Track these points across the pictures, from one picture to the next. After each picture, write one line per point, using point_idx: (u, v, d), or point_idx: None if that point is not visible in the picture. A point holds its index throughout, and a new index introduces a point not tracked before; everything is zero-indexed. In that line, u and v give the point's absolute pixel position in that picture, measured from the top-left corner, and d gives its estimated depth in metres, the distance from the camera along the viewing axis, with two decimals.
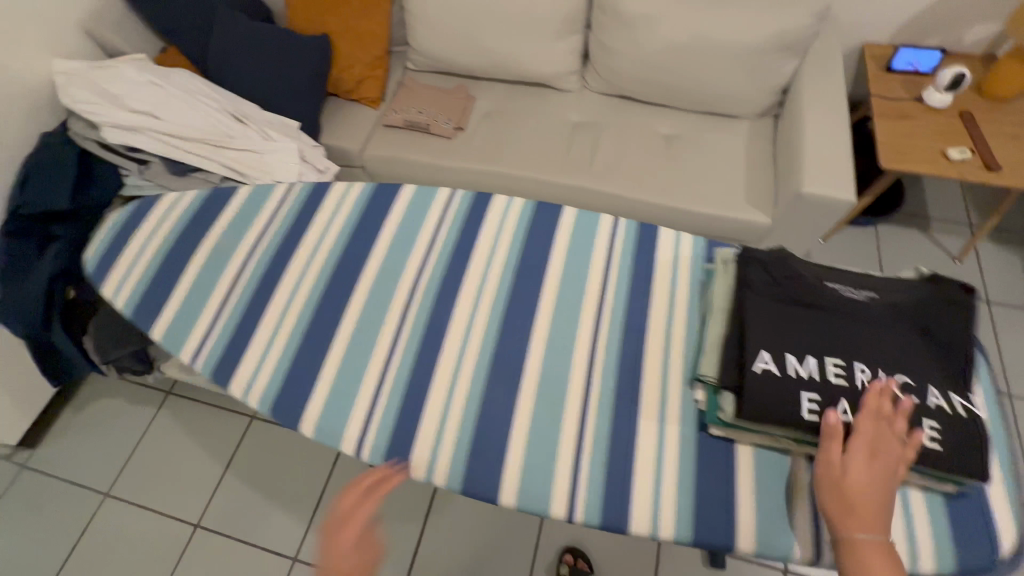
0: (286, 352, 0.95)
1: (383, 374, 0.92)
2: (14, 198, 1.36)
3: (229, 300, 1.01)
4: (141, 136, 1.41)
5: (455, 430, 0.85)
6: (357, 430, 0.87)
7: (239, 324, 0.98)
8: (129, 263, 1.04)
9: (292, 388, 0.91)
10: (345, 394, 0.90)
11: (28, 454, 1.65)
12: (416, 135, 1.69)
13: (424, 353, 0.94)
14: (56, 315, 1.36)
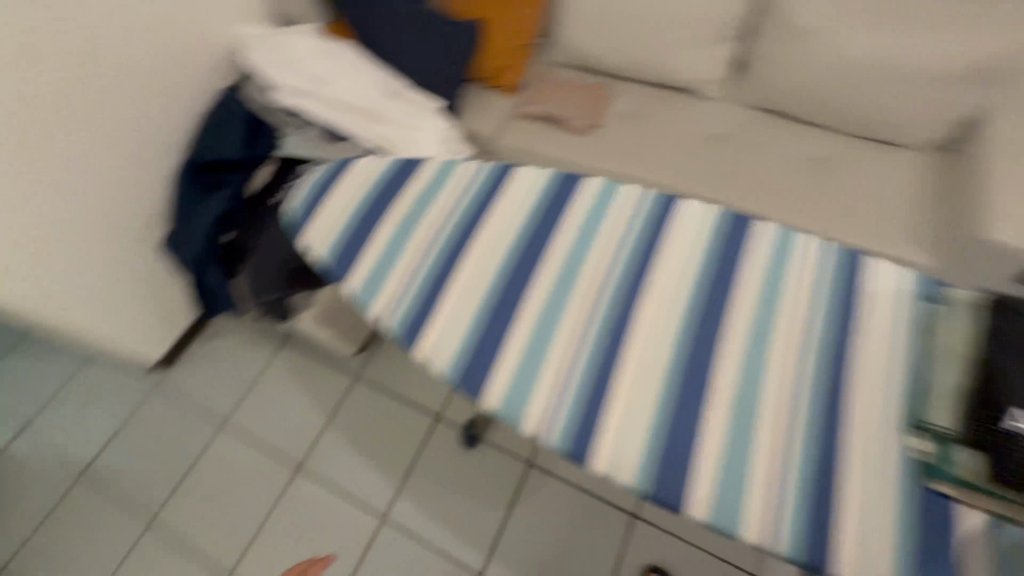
0: (471, 316, 0.83)
1: (568, 360, 0.79)
2: (194, 151, 1.55)
3: (416, 249, 0.91)
4: (308, 102, 1.52)
5: (645, 429, 0.72)
6: (540, 411, 0.74)
7: (424, 276, 0.88)
8: (327, 203, 0.96)
9: (476, 355, 0.80)
10: (529, 367, 0.78)
11: (161, 374, 1.83)
12: (550, 129, 1.70)
13: (621, 344, 0.80)
14: (213, 255, 1.50)
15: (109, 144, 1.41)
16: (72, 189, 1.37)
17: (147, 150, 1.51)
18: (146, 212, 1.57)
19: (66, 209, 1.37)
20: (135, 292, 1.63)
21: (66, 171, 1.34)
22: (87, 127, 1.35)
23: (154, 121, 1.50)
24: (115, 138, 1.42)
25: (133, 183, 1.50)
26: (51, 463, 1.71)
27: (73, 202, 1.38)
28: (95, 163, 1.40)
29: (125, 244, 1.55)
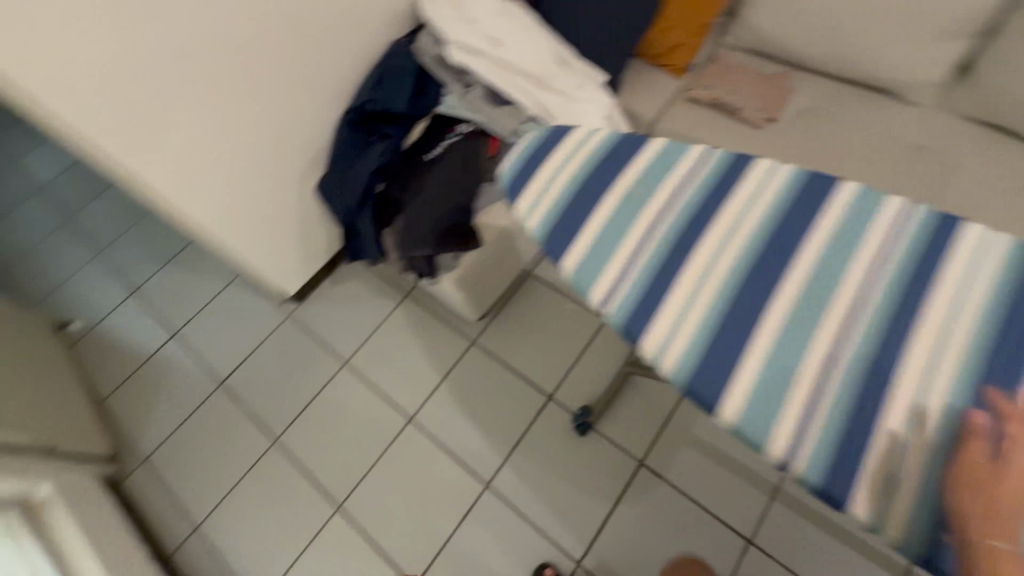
0: (707, 318, 0.67)
1: (833, 381, 0.61)
2: (359, 98, 1.59)
3: (641, 225, 0.74)
4: (480, 60, 1.49)
5: (926, 482, 0.55)
6: (788, 439, 0.59)
7: (653, 260, 0.72)
8: (544, 169, 0.82)
9: (714, 362, 0.64)
10: (778, 384, 0.62)
11: (295, 306, 1.95)
12: (718, 117, 1.58)
13: (900, 368, 0.61)
14: (366, 202, 1.55)
15: (290, 81, 1.49)
16: (252, 118, 1.46)
17: (321, 92, 1.57)
18: (310, 152, 1.65)
19: (244, 136, 1.47)
20: (287, 225, 1.73)
21: (249, 99, 1.43)
22: (272, 59, 1.43)
23: (331, 64, 1.55)
24: (295, 76, 1.49)
25: (304, 122, 1.58)
26: (196, 366, 1.90)
27: (252, 131, 1.48)
28: (274, 96, 1.48)
29: (288, 179, 1.64)
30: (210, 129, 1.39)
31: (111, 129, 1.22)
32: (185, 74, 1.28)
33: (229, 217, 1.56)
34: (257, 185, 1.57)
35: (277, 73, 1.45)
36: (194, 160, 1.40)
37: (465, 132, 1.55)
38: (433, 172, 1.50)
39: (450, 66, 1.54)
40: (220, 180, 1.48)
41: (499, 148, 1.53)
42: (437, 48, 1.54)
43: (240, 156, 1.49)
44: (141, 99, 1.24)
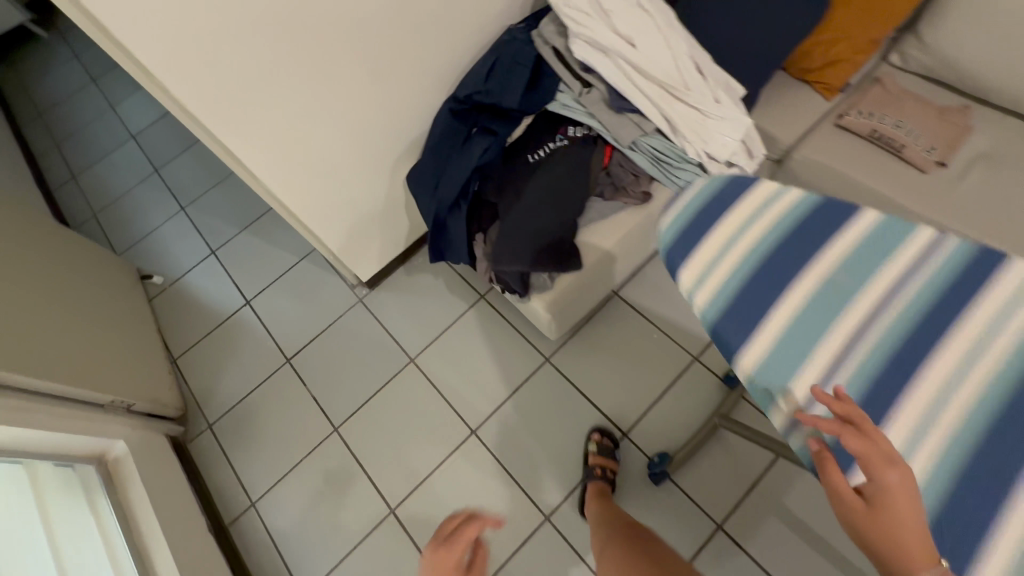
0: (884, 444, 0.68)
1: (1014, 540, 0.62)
2: (464, 84, 1.44)
3: (826, 331, 0.75)
4: (607, 62, 1.31)
5: None
6: None
7: (832, 370, 0.73)
8: (724, 243, 0.81)
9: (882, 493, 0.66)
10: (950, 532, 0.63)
11: (366, 291, 1.90)
12: (874, 152, 1.34)
13: None
14: (460, 202, 1.43)
15: (399, 62, 1.38)
16: (356, 100, 1.37)
17: (427, 77, 1.46)
18: (407, 140, 1.55)
19: (345, 118, 1.38)
20: (371, 212, 1.66)
21: (356, 80, 1.33)
22: (385, 37, 1.31)
23: (442, 46, 1.43)
24: (405, 57, 1.38)
25: (405, 107, 1.48)
26: (264, 338, 1.90)
27: (353, 113, 1.39)
28: (380, 78, 1.37)
29: (379, 165, 1.55)
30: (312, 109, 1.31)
31: (218, 102, 1.15)
32: (296, 48, 1.19)
33: (316, 197, 1.49)
34: (348, 167, 1.49)
35: (388, 53, 1.34)
36: (293, 139, 1.33)
37: (575, 137, 1.43)
38: (536, 178, 1.37)
39: (571, 62, 1.39)
40: (314, 161, 1.41)
41: (610, 158, 1.40)
42: (560, 39, 1.38)
43: (338, 139, 1.41)
44: (250, 71, 1.16)
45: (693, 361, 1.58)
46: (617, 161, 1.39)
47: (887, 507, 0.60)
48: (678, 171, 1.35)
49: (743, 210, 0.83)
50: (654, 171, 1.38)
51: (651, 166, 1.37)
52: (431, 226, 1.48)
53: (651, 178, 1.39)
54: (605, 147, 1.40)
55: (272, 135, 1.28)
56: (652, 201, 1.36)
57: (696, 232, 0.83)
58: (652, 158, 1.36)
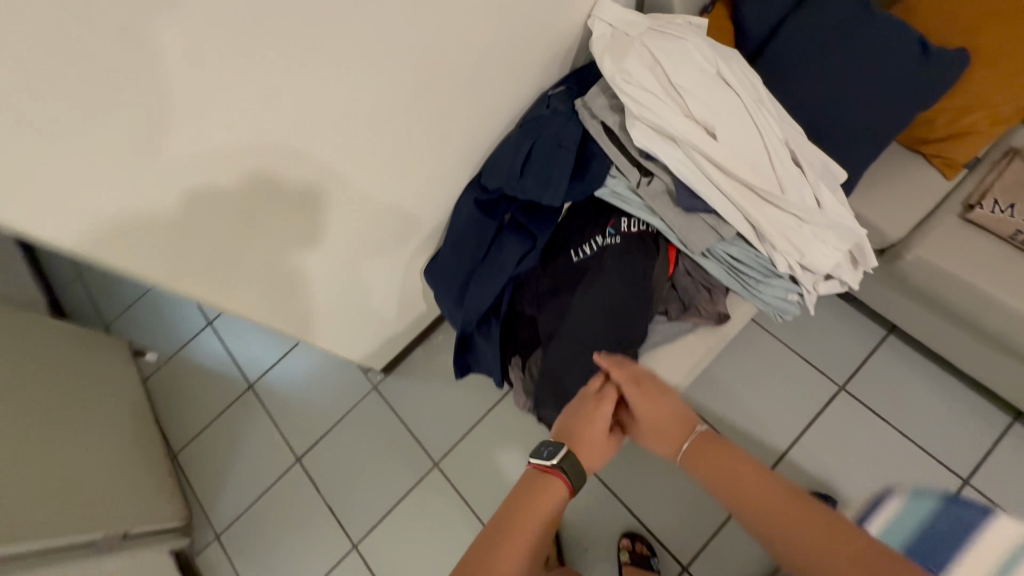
0: None
1: None
2: (491, 171, 1.16)
3: None
4: (679, 154, 1.02)
5: None
6: None
7: None
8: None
9: None
10: None
11: (381, 378, 1.69)
12: (1018, 259, 1.05)
13: None
14: (493, 318, 1.20)
15: (419, 162, 1.09)
16: (370, 214, 1.10)
17: (450, 167, 1.18)
18: (424, 233, 1.29)
19: (357, 234, 1.12)
20: (383, 309, 1.42)
21: (371, 194, 1.06)
22: (406, 142, 1.02)
23: (468, 131, 1.14)
24: (427, 156, 1.09)
25: (424, 203, 1.20)
26: (270, 433, 1.71)
27: (365, 228, 1.12)
28: (400, 184, 1.09)
29: (393, 264, 1.30)
30: (320, 236, 1.04)
31: (199, 262, 0.88)
32: (294, 184, 0.90)
33: (323, 314, 1.25)
34: (359, 279, 1.24)
35: (409, 156, 1.05)
36: (295, 270, 1.07)
37: (631, 234, 1.14)
38: (584, 298, 1.12)
39: (628, 146, 1.10)
40: (322, 284, 1.16)
41: (676, 264, 1.13)
42: (613, 116, 1.09)
43: (348, 255, 1.15)
44: (235, 222, 0.88)
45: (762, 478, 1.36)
46: (686, 268, 1.13)
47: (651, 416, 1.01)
48: (764, 284, 1.08)
49: (981, 553, 1.09)
50: (732, 282, 1.11)
51: (728, 275, 1.10)
52: (456, 342, 1.25)
53: (726, 289, 1.12)
54: (670, 249, 1.14)
55: (271, 273, 1.03)
56: (730, 321, 1.10)
57: (928, 558, 1.10)
58: (730, 267, 1.09)
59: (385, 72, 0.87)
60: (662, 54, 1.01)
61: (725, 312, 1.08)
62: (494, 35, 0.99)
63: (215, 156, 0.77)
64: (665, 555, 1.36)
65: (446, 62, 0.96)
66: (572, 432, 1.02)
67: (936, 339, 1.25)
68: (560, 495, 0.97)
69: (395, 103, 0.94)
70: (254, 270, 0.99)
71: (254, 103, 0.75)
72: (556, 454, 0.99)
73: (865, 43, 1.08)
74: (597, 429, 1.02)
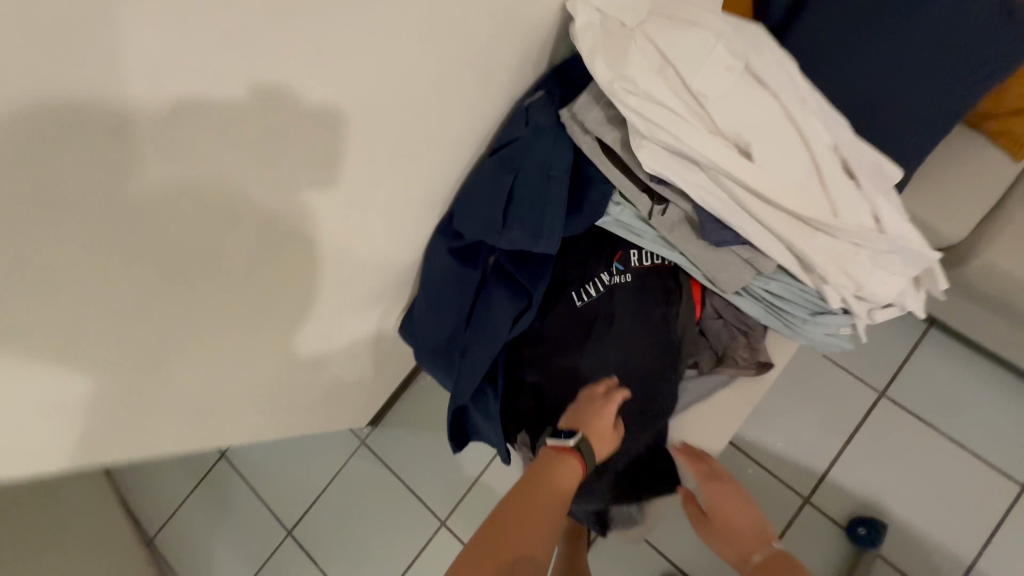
0: None
1: None
2: (465, 215, 0.92)
3: None
4: (703, 181, 0.80)
5: None
6: None
7: None
8: None
9: None
10: None
11: (369, 431, 1.50)
12: None
13: None
14: (489, 390, 1.00)
15: (386, 224, 0.84)
16: (331, 293, 0.85)
17: (420, 215, 0.92)
18: (395, 289, 1.05)
19: (316, 318, 0.87)
20: (361, 373, 1.20)
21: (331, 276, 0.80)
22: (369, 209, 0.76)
23: (440, 170, 0.88)
24: (395, 214, 0.84)
25: (394, 263, 0.95)
26: (254, 508, 1.51)
27: (324, 307, 0.88)
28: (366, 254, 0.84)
29: (363, 329, 1.07)
30: (276, 340, 0.80)
31: (119, 431, 0.64)
32: (213, 309, 0.64)
33: (290, 405, 1.02)
34: (323, 361, 1.01)
35: (374, 223, 0.79)
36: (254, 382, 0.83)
37: (644, 275, 0.94)
38: (598, 361, 0.92)
39: (635, 167, 0.86)
40: (284, 378, 0.92)
41: (703, 304, 0.94)
42: (612, 132, 0.85)
43: (312, 342, 0.91)
44: (139, 384, 0.62)
45: (805, 503, 1.23)
46: (715, 308, 0.93)
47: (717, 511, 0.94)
48: (813, 322, 0.89)
49: None
50: (773, 320, 0.91)
51: (768, 314, 0.90)
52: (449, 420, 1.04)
53: (765, 327, 0.93)
54: (694, 286, 0.94)
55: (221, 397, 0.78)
56: (774, 367, 0.92)
57: None
58: (769, 304, 0.90)
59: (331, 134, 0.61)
60: (673, 50, 0.76)
61: (769, 359, 0.90)
62: (465, 50, 0.72)
63: (86, 328, 0.50)
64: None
65: (411, 102, 0.69)
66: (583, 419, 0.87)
67: (997, 339, 1.10)
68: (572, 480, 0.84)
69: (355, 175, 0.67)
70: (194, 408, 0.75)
71: (125, 243, 0.47)
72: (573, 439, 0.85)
73: (927, 1, 0.84)
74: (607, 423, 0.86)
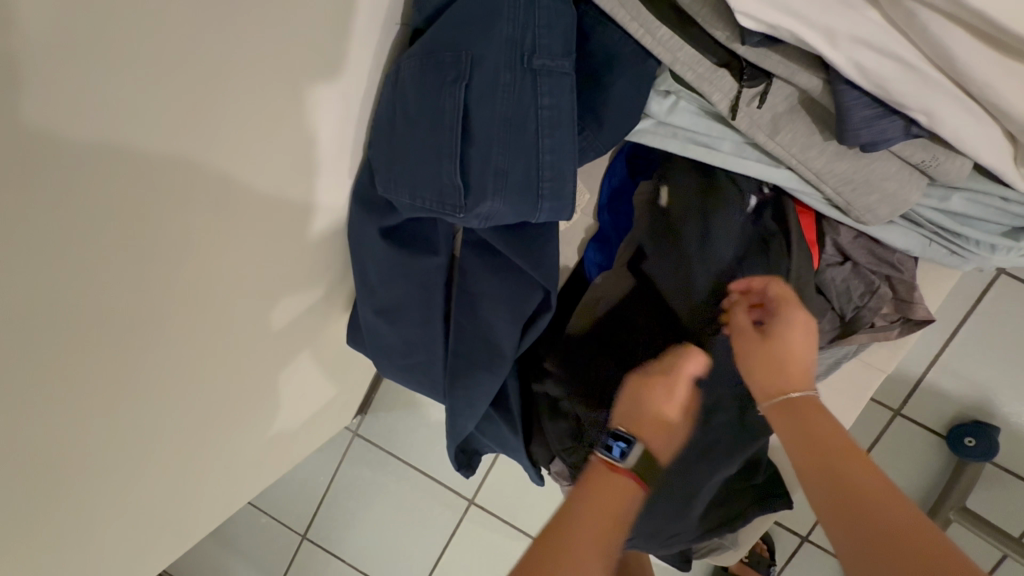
0: None
1: None
2: (391, 169, 0.50)
3: None
4: (870, 23, 0.38)
5: None
6: None
7: None
8: None
9: None
10: None
11: (360, 420, 1.19)
12: None
13: None
14: (499, 417, 0.68)
15: (228, 185, 0.48)
16: (180, 311, 0.51)
17: (293, 161, 0.53)
18: (311, 282, 0.68)
19: (161, 364, 0.53)
20: (318, 389, 0.87)
21: (151, 296, 0.47)
22: (160, 160, 0.41)
23: (294, 70, 0.47)
24: (239, 163, 0.48)
25: (280, 246, 0.59)
26: (248, 525, 1.28)
27: (172, 346, 0.53)
28: (205, 237, 0.49)
29: (287, 345, 0.72)
30: (100, 415, 0.49)
31: None
32: None
33: (218, 459, 0.72)
34: (221, 407, 0.66)
35: (188, 181, 0.44)
36: (111, 466, 0.54)
37: (731, 218, 0.53)
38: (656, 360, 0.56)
39: (704, 16, 0.43)
40: (182, 439, 0.62)
41: (819, 244, 0.57)
42: None
43: (196, 385, 0.59)
44: None
45: (896, 415, 0.95)
46: (838, 248, 0.57)
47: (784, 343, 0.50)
48: (1011, 247, 0.52)
49: None
50: (935, 249, 0.55)
51: (927, 241, 0.54)
52: (454, 457, 0.74)
53: (917, 259, 0.57)
54: (805, 218, 0.56)
55: (58, 501, 0.50)
56: (935, 321, 0.57)
57: None
58: (933, 226, 0.53)
59: (100, 34, 0.33)
60: None
61: (929, 316, 0.55)
62: None
63: None
64: (790, 538, 0.94)
65: None
66: (635, 418, 0.51)
67: None
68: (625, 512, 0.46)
69: (51, 91, 0.33)
70: (13, 533, 0.47)
71: None
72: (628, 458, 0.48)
73: None
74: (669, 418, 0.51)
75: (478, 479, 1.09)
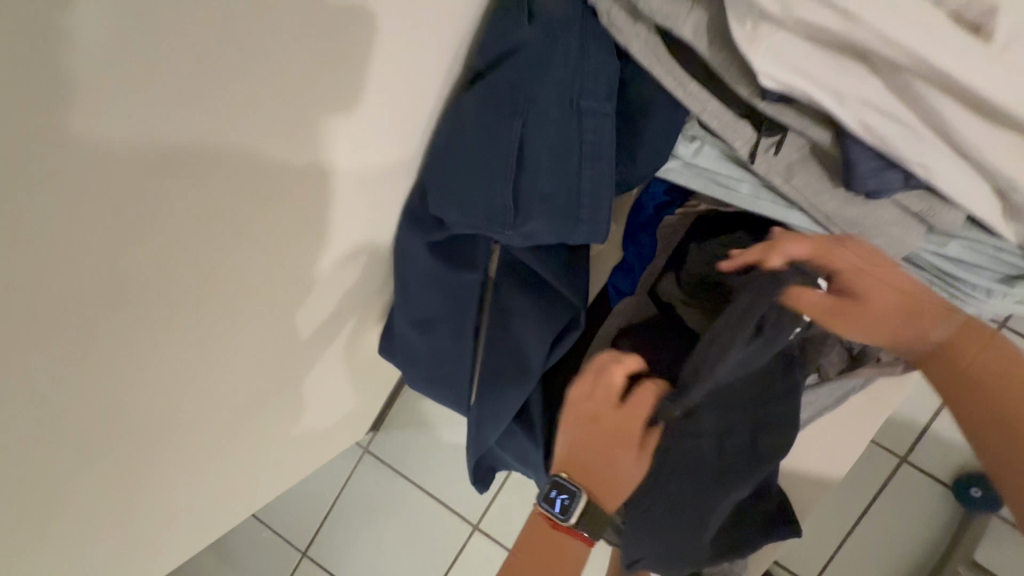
0: None
1: None
2: (446, 191, 0.56)
3: None
4: (876, 89, 0.45)
5: None
6: None
7: None
8: None
9: None
10: None
11: (372, 437, 1.21)
12: None
13: None
14: (520, 430, 0.72)
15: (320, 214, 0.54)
16: (246, 318, 0.56)
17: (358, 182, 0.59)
18: (350, 294, 0.73)
19: (228, 366, 0.58)
20: (342, 399, 0.90)
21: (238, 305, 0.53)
22: (264, 182, 0.46)
23: (372, 101, 0.52)
24: (328, 188, 0.53)
25: (330, 258, 0.63)
26: (251, 539, 1.28)
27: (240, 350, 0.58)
28: (284, 255, 0.54)
29: (324, 351, 0.76)
30: (175, 410, 0.54)
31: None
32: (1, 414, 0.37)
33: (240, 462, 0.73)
34: (260, 407, 0.70)
35: (284, 201, 0.49)
36: (169, 458, 0.58)
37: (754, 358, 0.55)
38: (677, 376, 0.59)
39: (730, 74, 0.49)
40: (225, 435, 0.66)
41: None
42: (684, 13, 0.48)
43: (245, 386, 0.63)
44: None
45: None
46: None
47: (851, 273, 0.50)
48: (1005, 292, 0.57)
49: None
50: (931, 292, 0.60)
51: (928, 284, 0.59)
52: (471, 468, 0.77)
53: None
54: None
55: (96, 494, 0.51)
56: None
57: None
58: (932, 269, 0.59)
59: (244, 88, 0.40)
60: None
61: None
62: None
63: None
64: None
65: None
66: (583, 460, 0.53)
67: None
68: (577, 551, 0.59)
69: (193, 121, 0.38)
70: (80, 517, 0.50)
71: None
72: (569, 515, 0.54)
73: None
74: (621, 464, 0.52)
75: (483, 501, 1.10)
